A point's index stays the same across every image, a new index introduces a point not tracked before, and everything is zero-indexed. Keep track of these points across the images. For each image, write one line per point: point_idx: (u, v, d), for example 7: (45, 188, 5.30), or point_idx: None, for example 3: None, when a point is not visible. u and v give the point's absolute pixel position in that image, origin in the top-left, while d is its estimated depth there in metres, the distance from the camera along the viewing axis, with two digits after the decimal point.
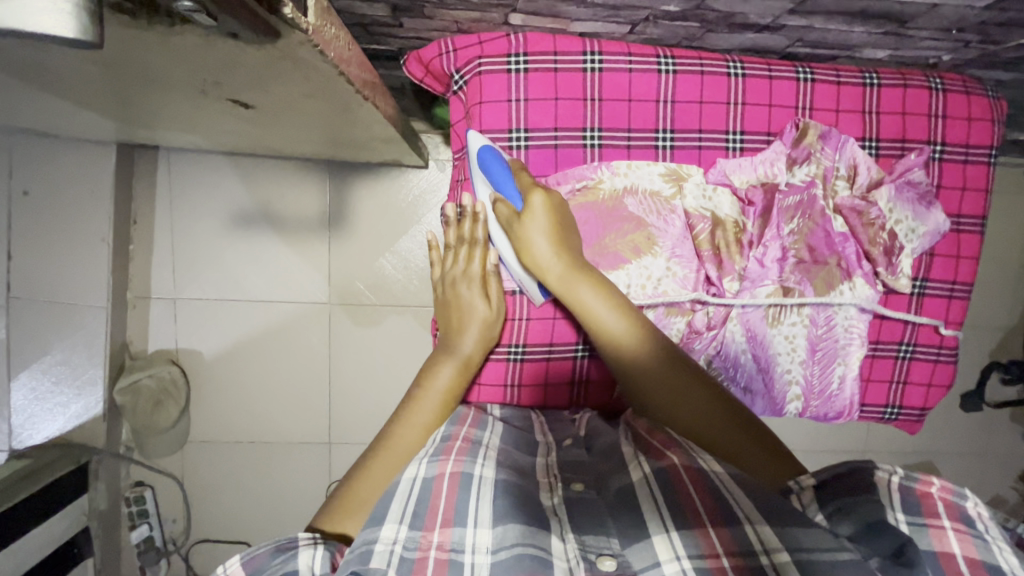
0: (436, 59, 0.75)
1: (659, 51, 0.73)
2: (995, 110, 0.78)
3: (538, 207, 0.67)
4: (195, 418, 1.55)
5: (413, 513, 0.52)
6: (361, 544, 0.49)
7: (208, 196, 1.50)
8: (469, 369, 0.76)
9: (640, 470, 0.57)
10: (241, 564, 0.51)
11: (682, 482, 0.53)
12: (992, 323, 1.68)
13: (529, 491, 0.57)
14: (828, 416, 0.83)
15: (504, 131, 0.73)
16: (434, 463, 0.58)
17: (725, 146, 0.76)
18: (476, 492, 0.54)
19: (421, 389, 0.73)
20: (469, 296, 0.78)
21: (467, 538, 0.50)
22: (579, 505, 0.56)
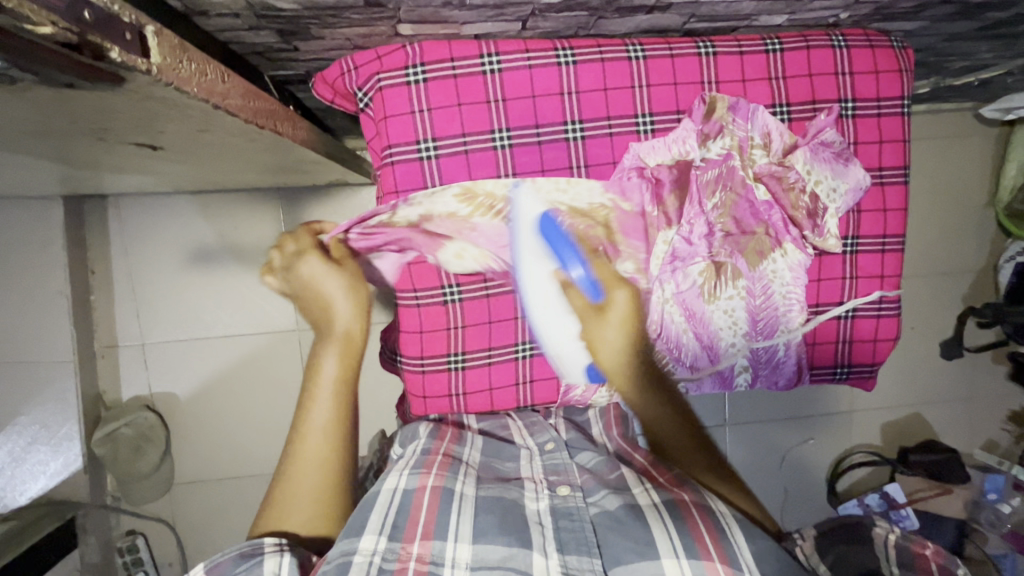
0: (339, 78, 0.75)
1: (556, 44, 0.72)
2: (902, 59, 0.77)
3: (619, 302, 0.75)
4: (177, 461, 1.54)
5: (392, 524, 0.59)
6: (340, 556, 0.55)
7: (163, 237, 1.49)
8: (355, 345, 0.76)
9: (646, 498, 0.65)
10: (207, 572, 0.58)
11: (693, 519, 0.60)
12: (960, 268, 1.68)
13: (512, 505, 0.64)
14: (778, 382, 0.83)
15: (411, 142, 0.72)
16: (415, 477, 0.65)
17: (637, 130, 0.74)
18: (458, 510, 0.61)
19: (311, 385, 0.73)
20: (339, 291, 0.74)
21: (447, 552, 0.57)
22: (562, 515, 0.63)
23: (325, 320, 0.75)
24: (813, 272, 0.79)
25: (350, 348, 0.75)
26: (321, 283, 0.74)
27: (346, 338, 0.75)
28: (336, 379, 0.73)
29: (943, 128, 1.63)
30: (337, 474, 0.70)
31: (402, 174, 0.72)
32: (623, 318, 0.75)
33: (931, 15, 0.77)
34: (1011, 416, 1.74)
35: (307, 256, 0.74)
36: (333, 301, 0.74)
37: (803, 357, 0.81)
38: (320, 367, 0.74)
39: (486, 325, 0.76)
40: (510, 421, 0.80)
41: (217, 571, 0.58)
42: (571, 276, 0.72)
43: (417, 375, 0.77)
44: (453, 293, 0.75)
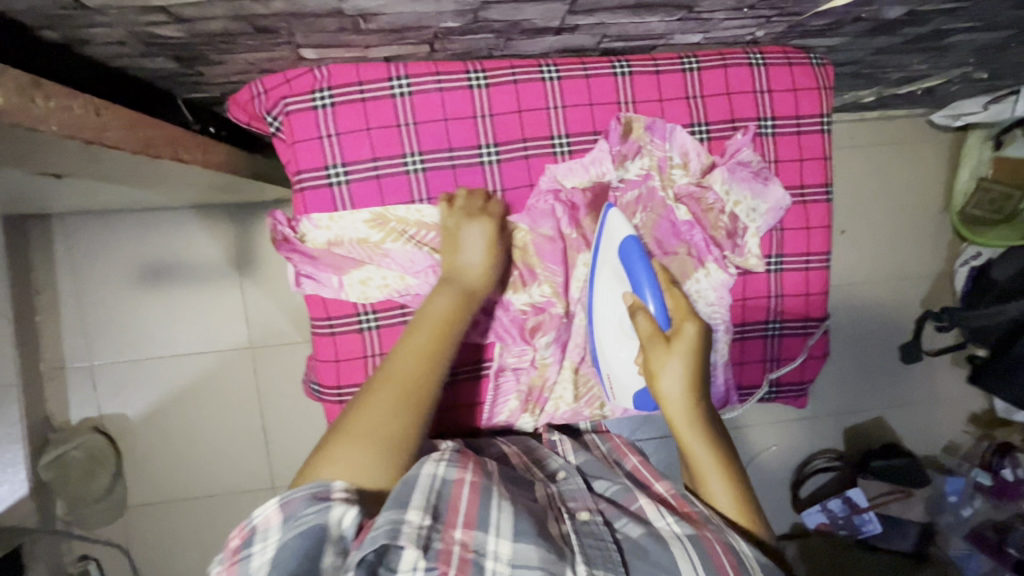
0: (249, 102, 0.74)
1: (468, 66, 0.71)
2: (821, 76, 0.77)
3: (688, 334, 0.65)
4: (131, 482, 1.51)
5: (434, 508, 0.53)
6: (387, 523, 0.50)
7: (109, 255, 1.46)
8: (474, 301, 0.68)
9: (669, 530, 0.59)
10: (277, 509, 0.51)
11: (716, 553, 0.55)
12: (918, 272, 1.68)
13: (541, 518, 0.58)
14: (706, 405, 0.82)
15: (320, 169, 0.70)
16: (454, 468, 0.58)
17: (553, 153, 0.73)
18: (498, 505, 0.55)
19: (417, 321, 0.65)
20: (477, 246, 0.69)
21: (489, 543, 0.52)
22: (588, 535, 0.58)
23: (455, 264, 0.69)
24: (736, 292, 0.78)
25: (470, 299, 0.67)
26: (455, 220, 0.70)
27: (472, 289, 0.68)
28: (448, 320, 0.65)
29: (898, 134, 1.63)
30: (411, 422, 0.60)
31: (313, 201, 0.71)
32: (689, 353, 0.64)
33: (849, 32, 0.76)
34: (972, 419, 1.75)
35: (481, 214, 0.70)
36: (470, 243, 0.69)
37: (730, 380, 0.80)
38: (431, 307, 0.66)
39: None
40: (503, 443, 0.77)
41: (287, 509, 0.50)
42: (642, 300, 0.68)
43: (336, 406, 0.75)
44: (370, 322, 0.73)
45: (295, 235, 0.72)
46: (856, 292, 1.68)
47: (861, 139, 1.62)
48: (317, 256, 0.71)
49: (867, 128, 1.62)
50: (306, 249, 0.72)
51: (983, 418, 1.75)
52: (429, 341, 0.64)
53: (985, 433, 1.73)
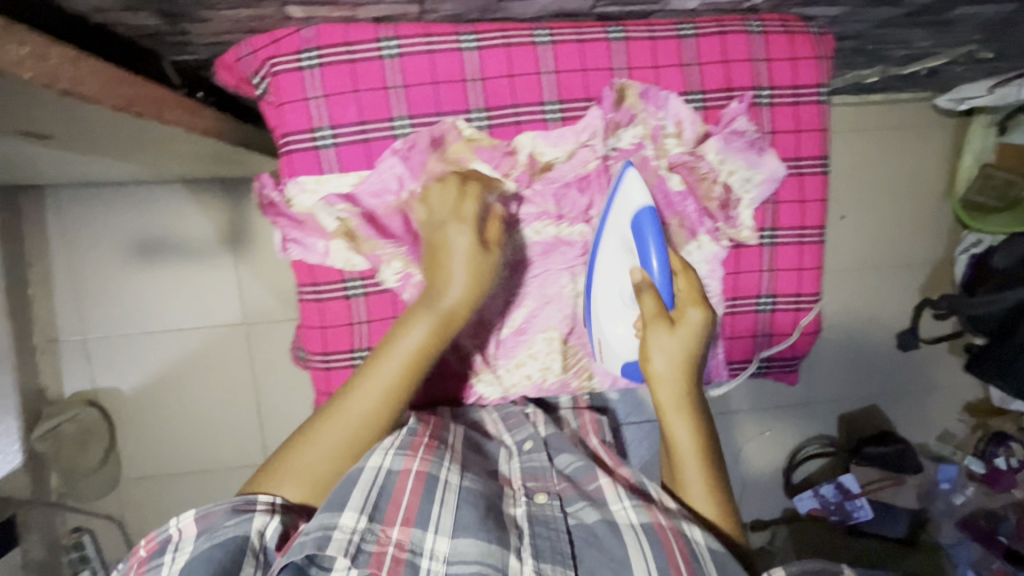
0: (237, 63, 0.73)
1: (459, 28, 0.70)
2: (821, 46, 0.75)
3: (691, 320, 0.68)
4: (125, 457, 1.51)
5: (374, 505, 0.57)
6: (319, 529, 0.54)
7: (104, 229, 1.44)
8: (446, 333, 0.66)
9: (624, 517, 0.60)
10: (194, 520, 0.57)
11: (669, 545, 0.57)
12: (917, 259, 1.67)
13: (491, 503, 0.61)
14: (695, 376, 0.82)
15: (306, 131, 0.69)
16: (401, 458, 0.61)
17: (545, 119, 0.72)
18: (439, 502, 0.58)
19: (382, 347, 0.65)
20: (460, 262, 0.67)
21: (427, 542, 0.56)
22: (539, 521, 0.60)
23: (436, 289, 0.67)
24: (729, 265, 0.77)
25: (447, 329, 0.66)
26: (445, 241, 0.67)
27: (447, 317, 0.66)
28: (412, 354, 0.64)
29: (902, 119, 1.61)
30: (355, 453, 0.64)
31: (298, 165, 0.70)
32: (690, 335, 0.68)
33: (851, 1, 0.74)
34: (967, 407, 1.74)
35: (456, 217, 0.68)
36: (449, 248, 0.67)
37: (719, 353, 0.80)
38: (401, 337, 0.65)
39: (390, 319, 0.73)
40: (484, 415, 0.77)
41: (208, 522, 0.57)
42: (648, 271, 0.68)
43: (320, 371, 0.75)
44: (357, 289, 0.72)
45: (283, 200, 0.71)
46: (855, 279, 1.66)
47: (867, 122, 1.58)
48: (303, 220, 0.70)
49: (872, 112, 1.58)
50: (293, 213, 0.70)
51: (979, 406, 1.73)
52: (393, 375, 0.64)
53: (981, 421, 1.72)
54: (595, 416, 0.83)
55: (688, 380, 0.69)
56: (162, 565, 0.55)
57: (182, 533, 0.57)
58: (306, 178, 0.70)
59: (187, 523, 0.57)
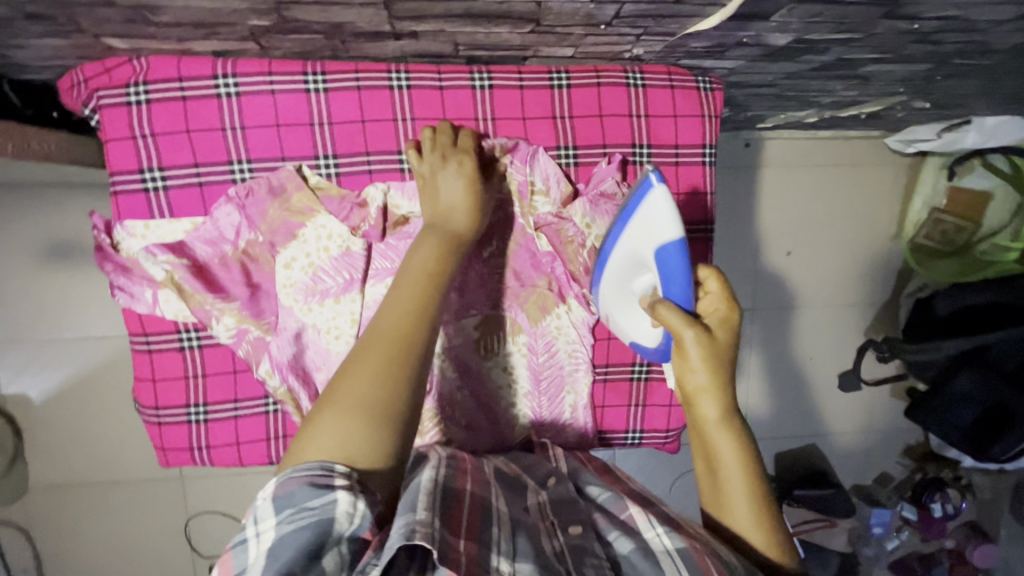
0: (70, 90, 0.67)
1: (306, 67, 0.64)
2: (706, 103, 0.71)
3: (710, 296, 0.62)
4: (31, 466, 1.40)
5: (439, 510, 0.49)
6: (400, 532, 0.44)
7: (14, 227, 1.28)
8: (459, 249, 0.59)
9: (659, 543, 0.53)
10: (277, 490, 0.43)
11: (708, 567, 0.49)
12: (867, 297, 1.60)
13: (532, 532, 0.53)
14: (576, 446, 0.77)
15: (135, 171, 0.64)
16: (450, 480, 0.55)
17: (400, 170, 0.67)
18: (498, 523, 0.52)
19: (395, 279, 0.56)
20: (455, 189, 0.62)
21: (493, 559, 0.47)
22: (580, 552, 0.52)
23: (439, 217, 0.61)
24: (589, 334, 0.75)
25: (454, 245, 0.59)
26: (438, 175, 0.62)
27: (456, 236, 0.59)
28: (432, 278, 0.55)
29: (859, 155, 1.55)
30: (398, 395, 0.48)
31: (127, 207, 0.65)
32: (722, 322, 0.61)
33: (742, 56, 0.69)
34: (907, 450, 1.68)
35: (458, 152, 0.63)
36: (446, 188, 0.61)
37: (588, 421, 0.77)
38: (409, 260, 0.57)
39: (230, 374, 0.69)
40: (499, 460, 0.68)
41: (289, 491, 0.43)
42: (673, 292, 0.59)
43: (152, 425, 0.70)
44: (192, 341, 0.68)
45: (111, 242, 0.66)
46: (801, 316, 1.58)
47: (826, 156, 1.51)
48: (129, 267, 0.65)
49: (827, 147, 1.51)
50: (120, 259, 0.65)
51: (918, 450, 1.68)
52: (412, 297, 0.54)
53: (920, 466, 1.67)
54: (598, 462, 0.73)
55: (729, 380, 0.60)
56: (247, 546, 0.42)
57: (262, 509, 0.43)
58: (134, 223, 0.65)
59: (270, 494, 0.43)
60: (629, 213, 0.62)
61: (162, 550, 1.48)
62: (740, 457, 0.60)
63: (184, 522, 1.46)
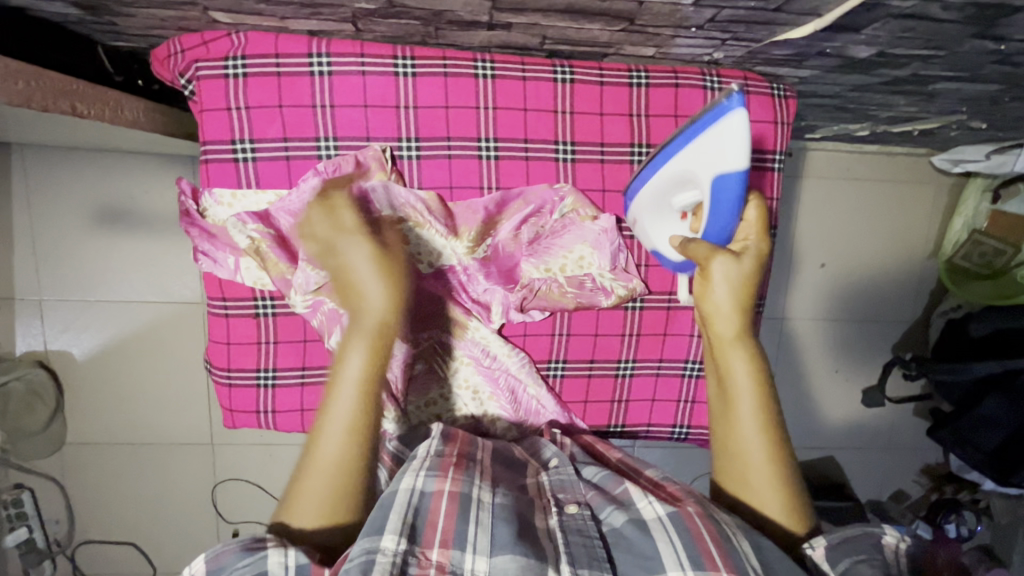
0: (166, 59, 0.69)
1: (397, 51, 0.66)
2: (780, 110, 0.72)
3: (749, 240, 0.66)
4: (72, 421, 1.42)
5: (411, 528, 0.53)
6: (362, 554, 0.48)
7: (71, 190, 1.31)
8: (387, 332, 0.61)
9: (651, 512, 0.58)
10: (208, 562, 0.52)
11: (697, 529, 0.54)
12: (899, 315, 1.60)
13: (524, 519, 0.57)
14: (600, 428, 0.81)
15: (227, 142, 0.66)
16: (432, 479, 0.58)
17: (479, 156, 0.69)
18: (475, 520, 0.55)
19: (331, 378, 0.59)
20: (364, 266, 0.62)
21: (466, 562, 0.52)
22: (572, 529, 0.56)
23: (354, 312, 0.61)
24: (632, 325, 0.77)
25: (380, 338, 0.60)
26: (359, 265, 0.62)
27: (377, 328, 0.60)
28: (362, 371, 0.58)
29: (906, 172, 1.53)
30: (351, 486, 0.55)
31: (216, 175, 0.67)
32: (739, 280, 0.65)
33: (818, 66, 0.70)
34: (924, 469, 1.69)
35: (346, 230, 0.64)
36: (351, 264, 0.62)
37: (615, 407, 0.80)
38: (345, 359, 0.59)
39: (300, 343, 0.72)
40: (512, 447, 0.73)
41: (219, 562, 0.51)
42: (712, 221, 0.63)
43: (223, 386, 0.73)
44: (267, 308, 0.70)
45: (197, 209, 0.68)
46: (831, 329, 1.58)
47: (870, 171, 1.50)
48: (215, 233, 0.68)
49: (871, 163, 1.50)
50: (206, 225, 0.69)
51: (935, 469, 1.68)
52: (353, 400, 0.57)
53: (936, 486, 1.68)
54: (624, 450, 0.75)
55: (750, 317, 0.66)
56: None
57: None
58: (223, 190, 0.67)
59: (199, 565, 0.52)
60: (703, 134, 0.59)
61: (190, 512, 1.51)
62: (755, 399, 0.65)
63: (212, 486, 1.49)
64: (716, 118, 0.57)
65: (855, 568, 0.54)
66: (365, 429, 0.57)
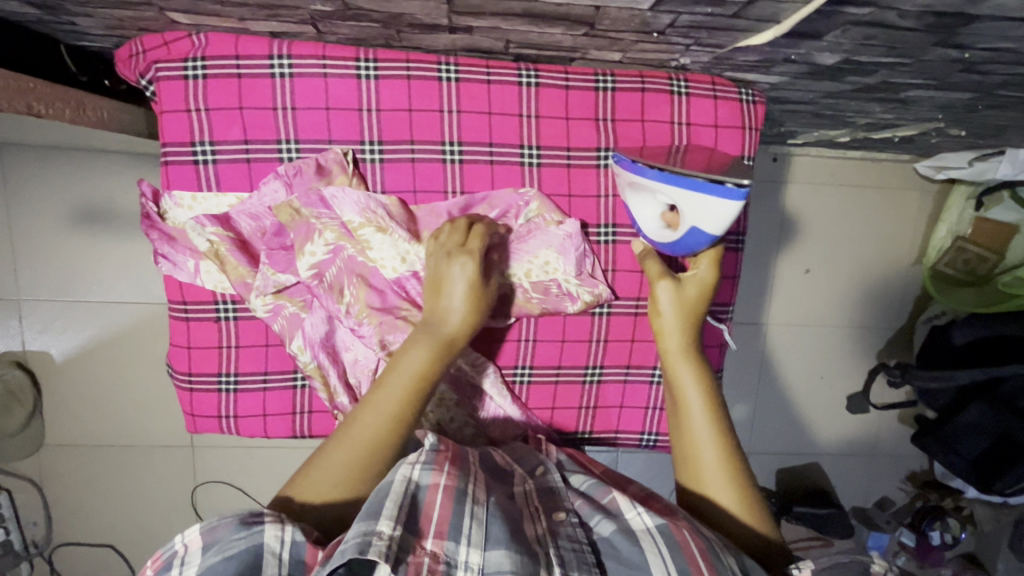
0: (128, 60, 0.68)
1: (358, 53, 0.65)
2: (748, 115, 0.72)
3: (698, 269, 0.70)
4: (50, 423, 1.41)
5: (408, 516, 0.51)
6: (358, 536, 0.47)
7: (51, 190, 1.30)
8: (452, 350, 0.62)
9: (639, 522, 0.56)
10: (201, 535, 0.49)
11: (686, 543, 0.53)
12: (884, 322, 1.59)
13: (513, 520, 0.56)
14: (569, 434, 0.80)
15: (187, 144, 0.66)
16: (429, 472, 0.55)
17: (442, 159, 0.68)
18: (470, 511, 0.53)
19: (388, 368, 0.60)
20: (459, 292, 0.63)
21: (461, 554, 0.50)
22: (562, 536, 0.55)
23: (436, 317, 0.63)
24: (599, 332, 0.76)
25: (446, 352, 0.61)
26: (449, 282, 0.63)
27: (448, 341, 0.62)
28: (418, 373, 0.59)
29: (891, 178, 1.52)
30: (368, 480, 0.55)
31: (176, 177, 0.67)
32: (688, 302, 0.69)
33: (786, 72, 0.70)
34: (909, 476, 1.69)
35: (461, 250, 0.64)
36: (449, 285, 0.63)
37: (583, 413, 0.79)
38: (404, 359, 0.60)
39: (262, 347, 0.71)
40: (494, 451, 0.70)
41: (213, 535, 0.48)
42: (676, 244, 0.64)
43: (184, 391, 0.72)
44: (228, 312, 0.70)
45: (158, 211, 0.68)
46: (816, 335, 1.57)
47: (855, 177, 1.50)
48: (175, 236, 0.67)
49: (855, 169, 1.50)
50: (166, 228, 0.68)
51: (920, 476, 1.67)
52: (398, 395, 0.58)
53: (920, 492, 1.67)
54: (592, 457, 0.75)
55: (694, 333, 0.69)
56: None
57: (187, 548, 0.48)
58: (183, 192, 0.67)
59: (193, 537, 0.48)
60: (706, 188, 0.58)
61: (169, 515, 1.50)
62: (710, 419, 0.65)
63: (192, 488, 1.48)
64: (716, 192, 0.57)
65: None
66: (401, 429, 0.57)
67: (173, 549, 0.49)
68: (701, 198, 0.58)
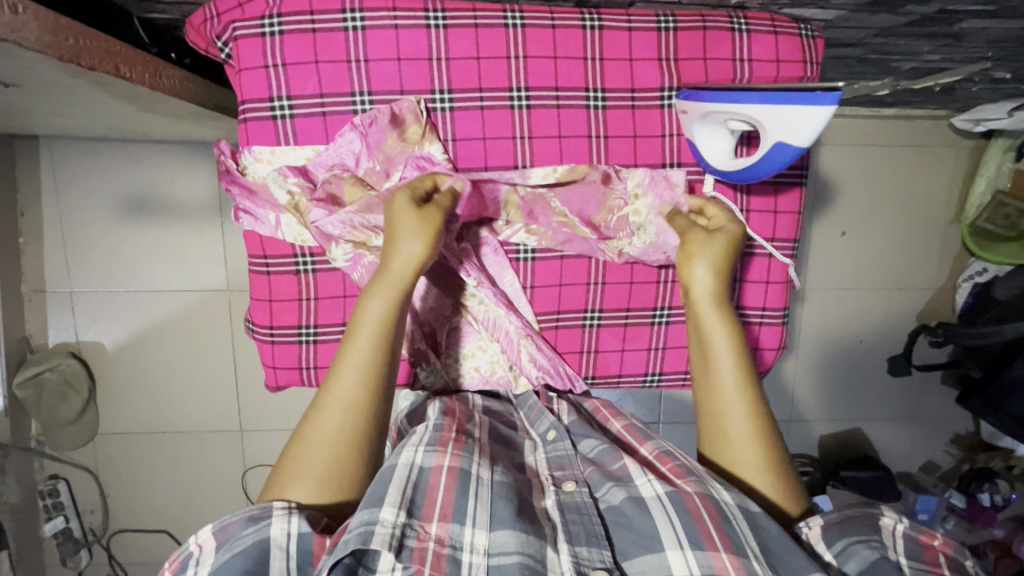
0: (201, 25, 0.69)
1: (427, 5, 0.67)
2: (808, 49, 0.72)
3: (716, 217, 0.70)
4: (105, 410, 1.38)
5: (409, 502, 0.53)
6: (359, 526, 0.49)
7: (98, 178, 1.26)
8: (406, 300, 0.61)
9: (649, 490, 0.58)
10: (213, 533, 0.52)
11: (696, 509, 0.54)
12: (925, 283, 1.57)
13: (522, 495, 0.59)
14: (638, 379, 0.82)
15: (265, 99, 0.68)
16: (431, 454, 0.58)
17: (510, 105, 0.70)
18: (474, 493, 0.55)
19: (351, 326, 0.60)
20: (409, 227, 0.61)
21: (465, 536, 0.53)
22: (570, 509, 0.58)
23: (386, 260, 0.61)
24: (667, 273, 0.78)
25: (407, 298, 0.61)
26: (396, 217, 0.62)
27: (403, 282, 0.61)
28: (381, 323, 0.59)
29: (932, 137, 1.50)
30: (356, 457, 0.57)
31: (255, 133, 0.69)
32: (716, 257, 0.67)
33: (844, 5, 0.70)
34: (955, 440, 1.66)
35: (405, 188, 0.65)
36: (400, 232, 0.61)
37: (652, 355, 0.81)
38: (364, 308, 0.60)
39: (341, 298, 0.73)
40: (515, 414, 0.77)
41: (224, 534, 0.51)
42: (759, 169, 0.63)
43: (265, 344, 0.74)
44: (307, 264, 0.72)
45: (237, 167, 0.70)
46: (857, 297, 1.56)
47: (892, 138, 1.48)
48: (255, 190, 0.70)
49: (891, 128, 1.48)
50: (246, 182, 0.70)
51: (965, 439, 1.65)
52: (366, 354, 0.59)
53: (966, 456, 1.65)
54: (605, 401, 0.80)
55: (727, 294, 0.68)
56: None
57: (201, 548, 0.51)
58: (262, 147, 0.69)
59: (206, 536, 0.51)
60: (790, 102, 0.56)
61: (223, 502, 1.47)
62: (741, 382, 0.65)
63: (240, 474, 1.45)
64: (795, 102, 0.56)
65: (851, 550, 0.55)
66: (377, 390, 0.59)
67: (189, 550, 0.52)
68: (779, 110, 0.57)
